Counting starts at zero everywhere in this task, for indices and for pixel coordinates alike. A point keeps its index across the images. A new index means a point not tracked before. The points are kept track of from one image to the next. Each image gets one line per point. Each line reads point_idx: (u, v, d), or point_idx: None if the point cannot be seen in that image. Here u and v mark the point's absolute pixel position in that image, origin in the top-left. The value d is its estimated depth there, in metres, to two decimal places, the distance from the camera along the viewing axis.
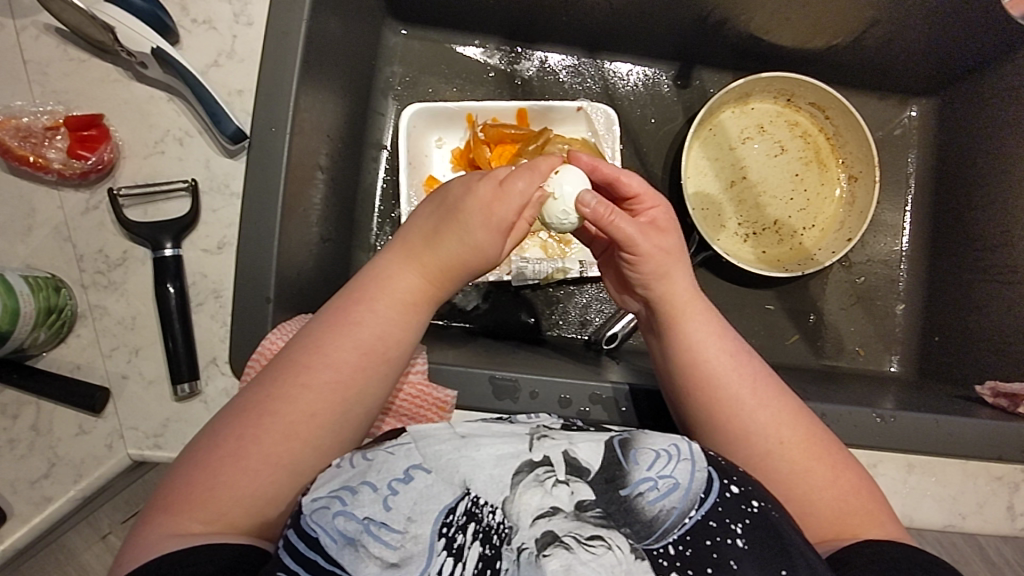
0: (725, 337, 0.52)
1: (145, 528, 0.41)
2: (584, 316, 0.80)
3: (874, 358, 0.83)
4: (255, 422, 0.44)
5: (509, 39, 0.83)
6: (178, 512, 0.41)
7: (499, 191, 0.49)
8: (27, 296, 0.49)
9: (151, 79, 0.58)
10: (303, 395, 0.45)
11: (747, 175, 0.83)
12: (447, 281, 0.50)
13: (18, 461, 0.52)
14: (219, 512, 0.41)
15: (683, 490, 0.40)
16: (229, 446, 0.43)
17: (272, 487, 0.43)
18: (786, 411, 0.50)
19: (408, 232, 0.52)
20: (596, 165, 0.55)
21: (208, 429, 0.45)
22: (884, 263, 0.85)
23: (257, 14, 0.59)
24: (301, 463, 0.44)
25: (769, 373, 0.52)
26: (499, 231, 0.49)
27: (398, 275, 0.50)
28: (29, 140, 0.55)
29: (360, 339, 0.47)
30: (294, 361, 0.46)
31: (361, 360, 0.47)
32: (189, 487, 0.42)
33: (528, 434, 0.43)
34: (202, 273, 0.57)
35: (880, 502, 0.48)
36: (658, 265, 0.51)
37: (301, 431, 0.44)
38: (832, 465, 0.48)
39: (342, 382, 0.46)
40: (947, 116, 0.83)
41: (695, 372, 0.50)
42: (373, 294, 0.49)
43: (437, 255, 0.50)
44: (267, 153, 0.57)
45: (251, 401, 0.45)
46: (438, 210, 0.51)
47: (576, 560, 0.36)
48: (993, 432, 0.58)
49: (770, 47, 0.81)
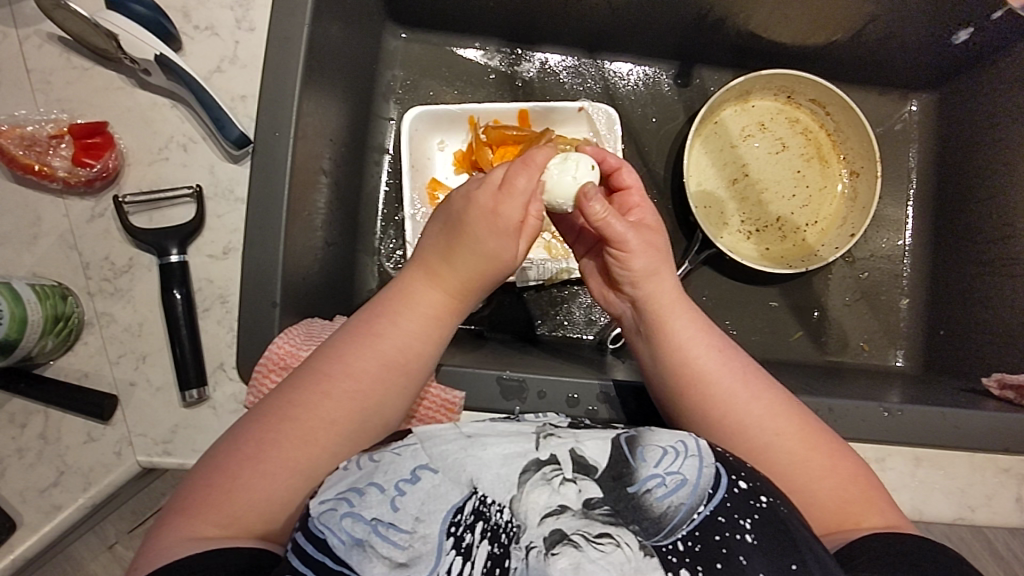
0: (711, 333, 0.53)
1: (162, 531, 0.41)
2: (589, 316, 0.80)
3: (879, 353, 0.83)
4: (276, 427, 0.44)
5: (508, 41, 0.83)
6: (193, 515, 0.41)
7: (500, 193, 0.48)
8: (34, 304, 0.49)
9: (154, 86, 0.58)
10: (323, 402, 0.45)
11: (749, 172, 0.83)
12: (471, 291, 0.50)
13: (27, 469, 0.52)
14: (234, 515, 0.41)
15: (691, 485, 0.40)
16: (247, 448, 0.43)
17: (288, 491, 0.43)
18: (777, 403, 0.50)
19: (423, 246, 0.52)
20: (603, 155, 0.56)
21: (230, 433, 0.45)
22: (887, 258, 0.85)
23: (258, 20, 0.59)
24: (317, 468, 0.44)
25: (757, 368, 0.53)
26: (510, 232, 0.48)
27: (419, 289, 0.50)
28: (33, 149, 0.55)
29: (381, 350, 0.48)
30: (315, 368, 0.47)
31: (382, 369, 0.47)
32: (207, 490, 0.42)
33: (535, 434, 0.43)
34: (208, 279, 0.57)
35: (879, 488, 0.48)
36: (649, 262, 0.51)
37: (319, 437, 0.44)
38: (830, 454, 0.48)
39: (362, 391, 0.46)
40: (947, 110, 0.83)
41: (686, 370, 0.51)
42: (395, 306, 0.50)
43: (453, 268, 0.50)
44: (271, 158, 0.57)
45: (272, 406, 0.45)
46: (447, 221, 0.50)
47: (585, 558, 0.36)
48: (1000, 424, 0.58)
49: (769, 44, 0.81)
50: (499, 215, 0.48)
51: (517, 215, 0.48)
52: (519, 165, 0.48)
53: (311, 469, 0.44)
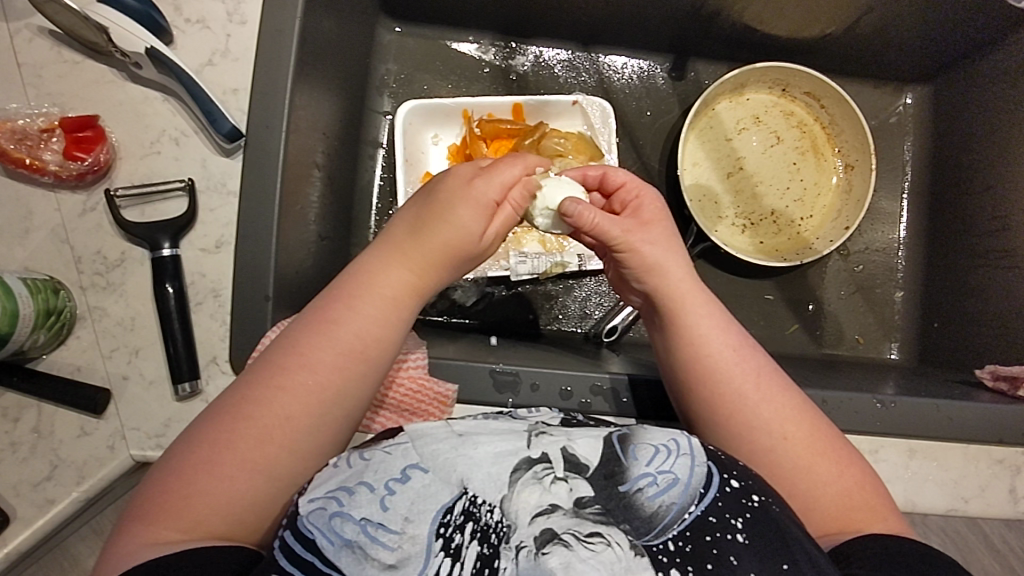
0: (729, 330, 0.52)
1: (123, 536, 0.40)
2: (584, 309, 0.80)
3: (874, 345, 0.83)
4: (232, 427, 0.43)
5: (502, 34, 0.83)
6: (153, 521, 0.40)
7: (482, 172, 0.51)
8: (26, 297, 0.49)
9: (146, 79, 0.58)
10: (279, 398, 0.44)
11: (744, 165, 0.83)
12: (433, 274, 0.50)
13: (20, 463, 0.52)
14: (194, 520, 0.41)
15: (683, 485, 0.40)
16: (204, 453, 0.42)
17: (250, 492, 0.42)
18: (788, 406, 0.49)
19: (392, 228, 0.52)
20: (585, 171, 0.58)
21: (187, 432, 0.44)
22: (881, 251, 0.85)
23: (250, 13, 0.59)
24: (280, 467, 0.43)
25: (774, 367, 0.52)
26: (484, 209, 0.50)
27: (381, 273, 0.49)
28: (24, 142, 0.55)
29: (338, 340, 0.46)
30: (271, 363, 0.46)
31: (336, 359, 0.46)
32: (166, 495, 0.41)
33: (527, 431, 0.43)
34: (201, 273, 0.57)
35: (883, 496, 0.48)
36: (646, 259, 0.52)
37: (276, 435, 0.43)
38: (836, 461, 0.48)
39: (319, 384, 0.45)
40: (943, 103, 0.83)
41: (697, 367, 0.51)
42: (352, 293, 0.48)
43: (420, 248, 0.50)
44: (264, 152, 0.57)
45: (228, 405, 0.45)
46: (423, 202, 0.51)
47: (576, 557, 0.36)
48: (994, 415, 0.58)
49: (763, 37, 0.81)
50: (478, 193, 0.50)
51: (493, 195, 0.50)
52: (506, 158, 0.53)
53: (271, 469, 0.43)
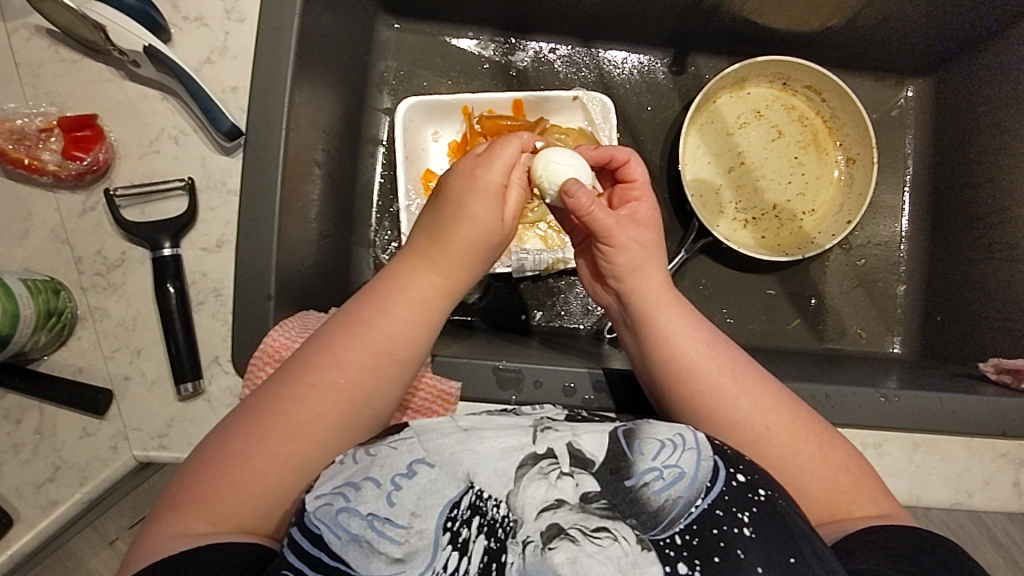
0: (700, 326, 0.52)
1: (152, 529, 0.40)
2: (586, 305, 0.79)
3: (876, 339, 0.82)
4: (264, 422, 0.43)
5: (502, 30, 0.82)
6: (183, 513, 0.40)
7: (484, 159, 0.50)
8: (27, 299, 0.49)
9: (144, 77, 0.58)
10: (312, 394, 0.44)
11: (745, 160, 0.83)
12: (464, 271, 0.50)
13: (22, 465, 0.52)
14: (226, 512, 0.40)
15: (689, 479, 0.39)
16: (238, 444, 0.42)
17: (280, 487, 0.42)
18: (767, 396, 0.49)
19: (416, 232, 0.52)
20: (611, 153, 0.55)
21: (220, 427, 0.44)
22: (883, 245, 0.85)
23: (248, 10, 0.59)
24: (309, 462, 0.43)
25: (748, 359, 0.52)
26: (494, 193, 0.49)
27: (412, 277, 0.50)
28: (23, 142, 0.55)
29: (370, 340, 0.47)
30: (303, 359, 0.46)
31: (367, 358, 0.46)
32: (197, 487, 0.41)
33: (532, 427, 0.43)
34: (201, 272, 0.56)
35: (872, 476, 0.48)
36: (633, 257, 0.51)
37: (306, 431, 0.43)
38: (820, 445, 0.48)
39: (350, 383, 0.45)
40: (945, 95, 0.83)
41: (674, 366, 0.50)
42: (388, 294, 0.49)
43: (443, 247, 0.50)
44: (263, 149, 0.56)
45: (258, 401, 0.44)
46: (436, 202, 0.51)
47: (583, 551, 0.36)
48: (998, 407, 0.58)
49: (764, 30, 0.81)
50: (482, 181, 0.49)
51: (498, 178, 0.49)
52: (503, 138, 0.51)
53: (285, 462, 0.42)
